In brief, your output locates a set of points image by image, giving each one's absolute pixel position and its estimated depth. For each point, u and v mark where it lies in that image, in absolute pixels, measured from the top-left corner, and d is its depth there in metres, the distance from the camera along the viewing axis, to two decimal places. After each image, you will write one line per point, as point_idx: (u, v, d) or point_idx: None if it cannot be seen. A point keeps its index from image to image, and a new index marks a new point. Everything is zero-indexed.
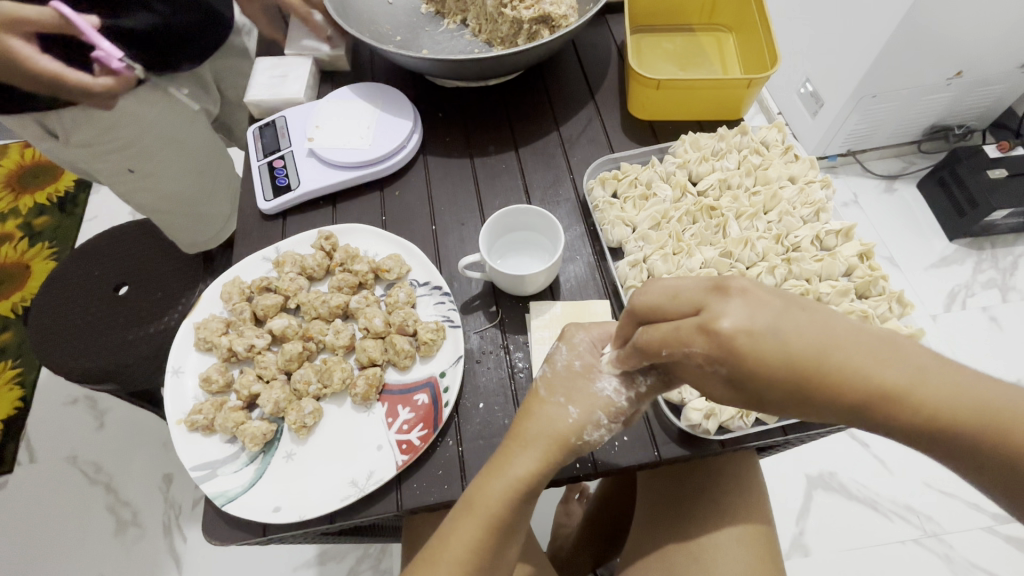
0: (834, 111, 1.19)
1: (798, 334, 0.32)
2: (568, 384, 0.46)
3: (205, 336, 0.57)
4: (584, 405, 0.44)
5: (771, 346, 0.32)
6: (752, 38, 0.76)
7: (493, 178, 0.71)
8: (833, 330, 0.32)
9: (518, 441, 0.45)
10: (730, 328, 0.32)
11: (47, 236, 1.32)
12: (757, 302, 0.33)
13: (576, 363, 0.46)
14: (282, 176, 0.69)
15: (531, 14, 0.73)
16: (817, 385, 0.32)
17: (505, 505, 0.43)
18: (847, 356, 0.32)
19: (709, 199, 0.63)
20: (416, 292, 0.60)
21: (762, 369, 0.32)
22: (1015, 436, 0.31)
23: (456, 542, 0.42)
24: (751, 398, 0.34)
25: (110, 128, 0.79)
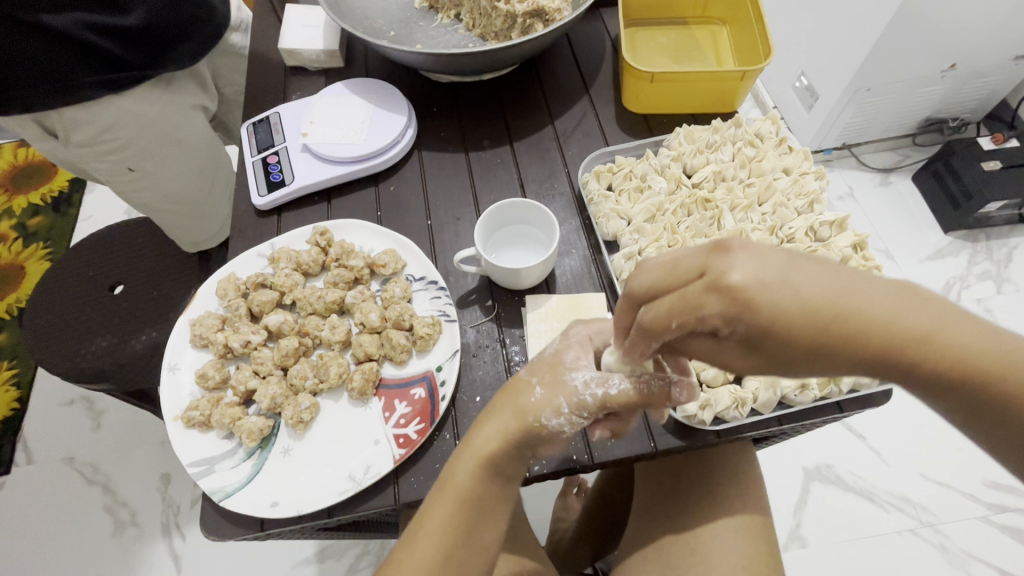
0: (830, 103, 1.19)
1: (812, 285, 0.31)
2: (549, 370, 0.46)
3: (201, 332, 0.57)
4: (549, 388, 0.44)
5: (784, 296, 0.31)
6: (746, 31, 0.76)
7: (488, 172, 0.71)
8: (844, 279, 0.31)
9: (488, 414, 0.46)
10: (741, 282, 0.30)
11: (42, 236, 1.31)
12: (762, 255, 0.32)
13: (564, 351, 0.46)
14: (277, 175, 0.68)
15: (525, 8, 0.73)
16: (837, 336, 0.30)
17: (473, 479, 0.44)
18: (864, 304, 0.31)
19: (704, 190, 0.63)
20: (412, 286, 0.60)
21: (785, 320, 0.30)
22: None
23: (432, 518, 0.44)
24: (774, 360, 0.33)
25: (109, 128, 0.79)
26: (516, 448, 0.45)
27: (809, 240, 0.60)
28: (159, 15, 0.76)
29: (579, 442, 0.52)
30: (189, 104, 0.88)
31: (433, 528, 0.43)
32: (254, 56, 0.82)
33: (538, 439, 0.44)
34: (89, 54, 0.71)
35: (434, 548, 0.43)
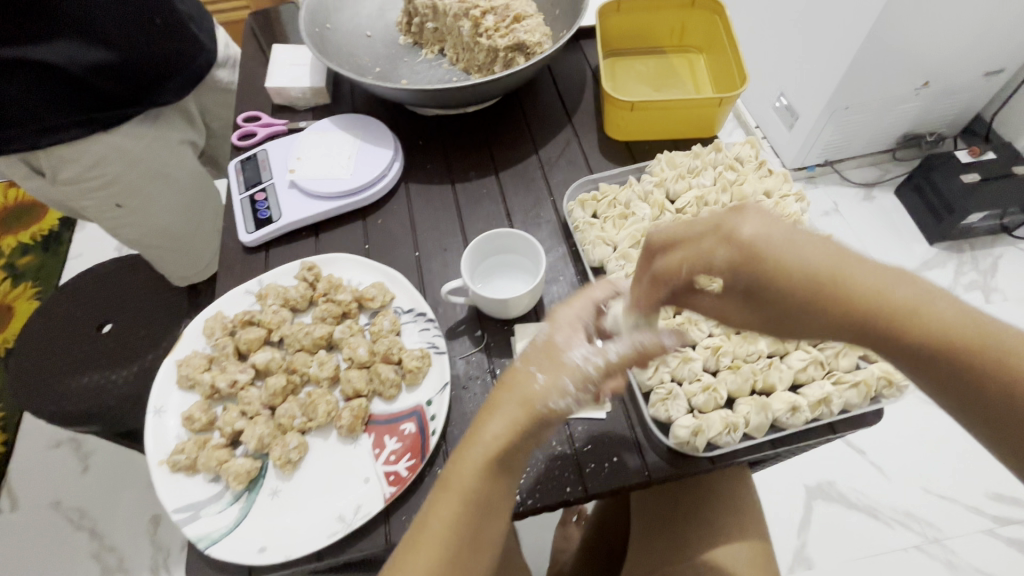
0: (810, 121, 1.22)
1: (809, 250, 0.35)
2: (542, 354, 0.41)
3: (188, 372, 0.56)
4: (552, 372, 0.39)
5: (784, 254, 0.35)
6: (722, 59, 0.79)
7: (475, 203, 0.72)
8: (846, 252, 0.34)
9: (487, 410, 0.40)
10: (748, 235, 0.35)
11: (31, 277, 1.31)
12: (772, 220, 0.36)
13: (550, 333, 0.42)
14: (265, 213, 0.69)
15: (507, 42, 0.75)
16: (811, 304, 0.34)
17: (480, 479, 0.38)
18: (839, 276, 0.34)
19: (687, 215, 0.63)
20: (401, 319, 0.60)
21: (778, 273, 0.35)
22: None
23: (433, 526, 0.37)
24: (761, 315, 0.38)
25: (96, 164, 0.79)
26: (523, 442, 0.39)
27: None
28: (145, 49, 0.76)
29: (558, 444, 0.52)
30: (177, 140, 0.89)
31: (432, 538, 0.37)
32: (243, 96, 0.84)
33: (547, 428, 0.40)
34: (81, 92, 0.73)
35: (437, 558, 0.37)
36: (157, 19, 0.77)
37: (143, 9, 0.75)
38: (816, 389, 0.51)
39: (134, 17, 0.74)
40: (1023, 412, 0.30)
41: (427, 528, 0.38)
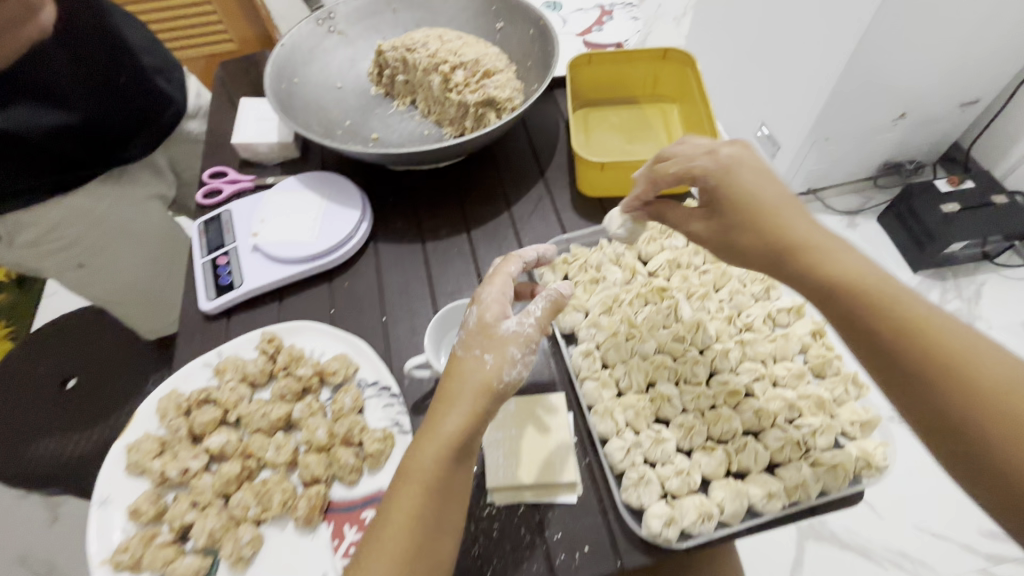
0: (791, 152, 1.07)
1: (771, 189, 0.44)
2: (483, 338, 0.45)
3: (137, 459, 0.53)
4: (496, 350, 0.44)
5: (748, 180, 0.44)
6: (694, 110, 0.78)
7: (445, 263, 0.70)
8: (795, 206, 0.44)
9: (444, 401, 0.43)
10: (729, 153, 0.46)
11: (4, 316, 1.27)
12: (753, 160, 0.46)
13: (485, 315, 0.46)
14: (226, 279, 0.67)
15: (476, 98, 0.74)
16: (768, 228, 0.42)
17: (438, 463, 0.41)
18: (798, 222, 0.43)
19: (659, 279, 0.62)
20: (365, 393, 0.58)
21: (735, 191, 0.44)
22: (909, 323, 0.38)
23: (397, 508, 0.40)
24: (720, 227, 0.46)
25: (56, 228, 0.77)
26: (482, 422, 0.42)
27: (769, 327, 0.58)
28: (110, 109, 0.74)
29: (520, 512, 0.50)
30: (144, 195, 0.86)
31: (394, 520, 0.40)
32: (212, 150, 0.82)
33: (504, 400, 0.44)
34: (40, 158, 0.70)
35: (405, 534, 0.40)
36: (122, 79, 0.75)
37: (109, 71, 0.74)
38: (793, 472, 0.49)
39: (98, 78, 0.73)
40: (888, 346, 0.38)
41: (389, 508, 0.41)
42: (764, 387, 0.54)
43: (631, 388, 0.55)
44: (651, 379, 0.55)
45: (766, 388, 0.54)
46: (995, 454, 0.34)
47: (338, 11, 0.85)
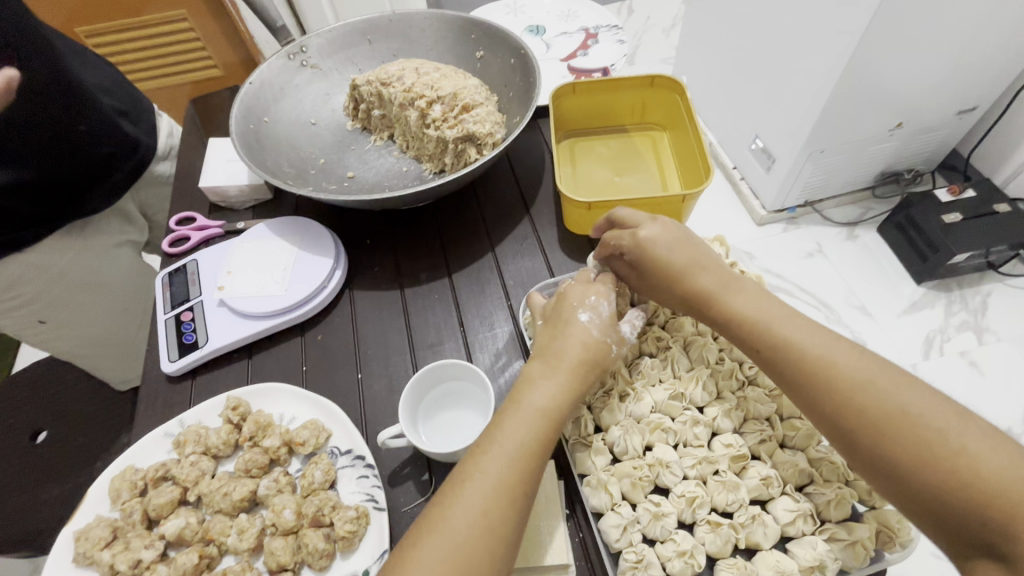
0: (786, 165, 0.86)
1: (679, 254, 0.51)
2: (606, 326, 0.50)
3: (85, 550, 0.48)
4: (616, 338, 0.50)
5: (659, 250, 0.51)
6: (684, 138, 0.74)
7: (426, 310, 0.66)
8: (698, 259, 0.51)
9: (563, 366, 0.47)
10: (643, 231, 0.52)
11: None
12: (667, 229, 0.52)
13: (602, 306, 0.51)
14: (190, 337, 0.62)
15: (455, 134, 0.70)
16: (676, 289, 0.51)
17: (563, 405, 0.45)
18: (699, 269, 0.50)
19: (654, 328, 0.57)
20: (337, 463, 0.53)
21: (651, 259, 0.51)
22: (804, 361, 0.43)
23: (512, 431, 0.43)
24: (647, 285, 0.53)
25: (12, 286, 0.74)
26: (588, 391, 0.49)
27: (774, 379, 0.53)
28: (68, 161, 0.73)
29: None
30: (111, 243, 0.83)
31: (513, 445, 0.42)
32: (180, 194, 0.79)
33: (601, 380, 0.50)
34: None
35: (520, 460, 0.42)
36: (82, 128, 0.73)
37: (67, 121, 0.72)
38: (807, 551, 0.44)
39: (57, 128, 0.71)
40: (792, 383, 0.44)
41: (506, 433, 0.43)
42: (771, 449, 0.50)
43: (626, 454, 0.50)
44: (649, 442, 0.51)
45: (774, 450, 0.50)
46: (878, 459, 0.39)
47: (310, 43, 0.81)
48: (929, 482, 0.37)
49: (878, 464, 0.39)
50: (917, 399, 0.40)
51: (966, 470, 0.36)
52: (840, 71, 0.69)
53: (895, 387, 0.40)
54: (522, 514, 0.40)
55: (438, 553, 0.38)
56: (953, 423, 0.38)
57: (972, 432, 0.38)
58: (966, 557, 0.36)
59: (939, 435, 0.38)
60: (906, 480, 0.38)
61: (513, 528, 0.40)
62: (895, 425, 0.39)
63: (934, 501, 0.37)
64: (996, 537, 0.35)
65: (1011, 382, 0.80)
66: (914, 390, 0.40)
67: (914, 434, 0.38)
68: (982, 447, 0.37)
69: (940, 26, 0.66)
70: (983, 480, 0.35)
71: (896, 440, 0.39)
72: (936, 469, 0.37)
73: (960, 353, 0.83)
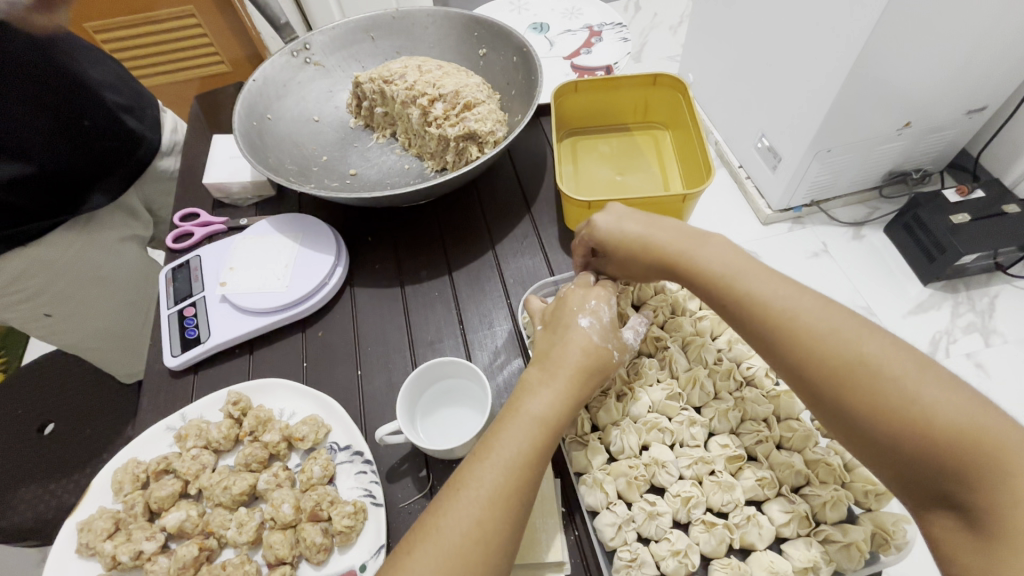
0: (793, 164, 0.86)
1: (644, 228, 0.51)
2: (607, 332, 0.49)
3: (87, 541, 0.49)
4: (618, 344, 0.50)
5: (623, 231, 0.52)
6: (687, 137, 0.74)
7: (426, 308, 0.66)
8: (664, 228, 0.51)
9: (556, 372, 0.46)
10: (599, 222, 0.53)
11: None
12: (621, 213, 0.54)
13: (603, 312, 0.50)
14: (192, 332, 0.63)
15: (456, 132, 0.71)
16: (645, 258, 0.51)
17: (563, 414, 0.45)
18: (660, 238, 0.51)
19: (653, 328, 0.57)
20: (336, 459, 0.54)
21: (617, 238, 0.52)
22: (768, 317, 0.43)
23: (508, 440, 0.43)
24: (625, 269, 0.54)
25: (17, 279, 0.75)
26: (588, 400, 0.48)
27: (772, 381, 0.53)
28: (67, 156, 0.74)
29: None
30: (116, 238, 0.84)
31: (511, 454, 0.42)
32: (184, 190, 0.79)
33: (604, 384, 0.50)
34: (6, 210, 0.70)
35: (518, 470, 0.41)
36: (86, 122, 0.75)
37: (71, 116, 0.73)
38: (801, 552, 0.44)
39: (61, 123, 0.73)
40: (761, 339, 0.44)
41: (500, 443, 0.43)
42: (768, 450, 0.50)
43: (622, 453, 0.50)
44: (645, 441, 0.51)
45: (771, 452, 0.50)
46: (840, 411, 0.39)
47: (314, 40, 0.81)
48: (888, 432, 0.37)
49: (842, 417, 0.39)
50: (878, 348, 0.39)
51: (922, 419, 0.36)
52: (846, 70, 0.69)
53: (855, 338, 0.40)
54: (519, 523, 0.41)
55: (434, 561, 0.38)
56: (912, 371, 0.38)
57: (926, 379, 0.37)
58: (931, 507, 0.37)
59: (893, 384, 0.37)
60: (865, 433, 0.38)
61: (509, 537, 0.40)
62: (854, 376, 0.39)
63: (898, 453, 0.37)
64: (953, 484, 0.35)
65: (1018, 385, 0.79)
66: (874, 340, 0.40)
67: (872, 385, 0.38)
68: (938, 395, 0.36)
69: (947, 26, 0.65)
70: (939, 428, 0.35)
71: (855, 390, 0.38)
72: (895, 418, 0.37)
73: (966, 354, 0.82)
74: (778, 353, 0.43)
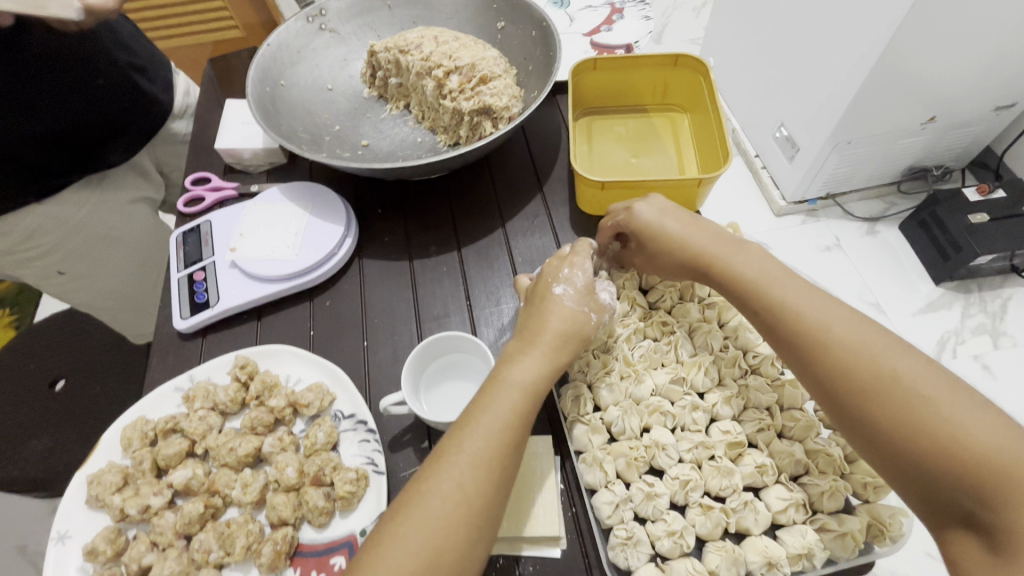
0: (810, 156, 0.84)
1: (679, 226, 0.52)
2: (583, 297, 0.49)
3: (97, 493, 0.50)
4: (595, 307, 0.49)
5: (659, 224, 0.52)
6: (706, 121, 0.72)
7: (434, 282, 0.66)
8: (700, 230, 0.51)
9: (534, 344, 0.47)
10: (636, 210, 0.54)
11: (9, 304, 1.24)
12: (659, 205, 0.54)
13: (578, 277, 0.50)
14: (202, 296, 0.63)
15: (471, 106, 0.70)
16: (677, 253, 0.51)
17: (543, 383, 0.45)
18: (694, 238, 0.51)
19: (660, 312, 0.57)
20: (340, 427, 0.54)
21: (652, 230, 0.52)
22: (800, 326, 0.43)
23: (491, 409, 0.43)
24: (651, 257, 0.54)
25: (31, 236, 0.76)
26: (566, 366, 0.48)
27: (777, 370, 0.53)
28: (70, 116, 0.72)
29: (504, 556, 0.48)
30: (129, 199, 0.84)
31: (491, 422, 0.42)
32: (196, 155, 0.79)
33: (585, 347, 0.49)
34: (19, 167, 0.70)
35: (501, 439, 0.42)
36: (99, 81, 0.74)
37: (86, 74, 0.73)
38: (796, 539, 0.44)
39: (76, 82, 0.72)
40: (790, 348, 0.44)
41: (483, 413, 0.43)
42: (769, 438, 0.50)
43: (623, 434, 0.51)
44: (646, 424, 0.51)
45: (772, 440, 0.50)
46: (865, 425, 0.39)
47: (330, 7, 0.80)
48: (913, 449, 0.37)
49: (867, 431, 0.40)
50: (909, 366, 0.39)
51: (952, 441, 0.36)
52: (870, 63, 0.67)
53: (889, 356, 0.40)
54: (504, 486, 0.41)
55: (416, 533, 0.38)
56: (945, 393, 0.38)
57: (959, 402, 0.38)
58: (947, 525, 0.37)
59: (925, 405, 0.38)
60: (889, 449, 0.38)
61: (490, 502, 0.40)
62: (885, 392, 0.39)
63: (921, 471, 0.37)
64: (974, 504, 0.36)
65: None
66: (907, 359, 0.40)
67: (903, 402, 0.38)
68: (969, 419, 0.37)
69: (985, 17, 0.63)
70: (969, 450, 0.36)
71: (884, 407, 0.39)
72: (917, 436, 0.37)
73: (973, 356, 0.82)
74: (807, 363, 0.42)
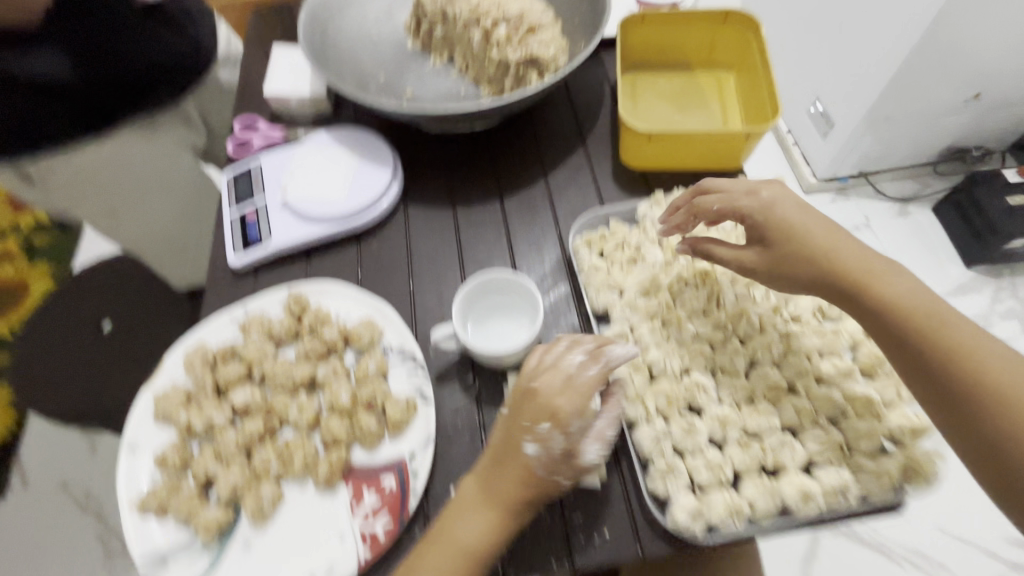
0: (847, 131, 0.85)
1: (785, 206, 0.51)
2: (553, 410, 0.44)
3: (164, 409, 0.54)
4: (567, 416, 0.44)
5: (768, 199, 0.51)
6: (754, 79, 0.72)
7: (476, 230, 0.67)
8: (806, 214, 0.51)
9: (524, 423, 0.44)
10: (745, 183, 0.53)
11: (49, 257, 1.21)
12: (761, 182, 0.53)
13: (559, 388, 0.45)
14: (254, 234, 0.66)
15: (519, 56, 0.70)
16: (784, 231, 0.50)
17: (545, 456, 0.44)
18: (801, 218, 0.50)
19: (702, 263, 0.58)
20: (389, 360, 0.57)
21: (764, 205, 0.51)
22: (899, 312, 0.45)
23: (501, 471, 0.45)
24: (764, 251, 0.50)
25: (89, 173, 0.79)
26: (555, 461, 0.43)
27: (817, 321, 0.54)
28: (118, 61, 0.71)
29: None
30: (178, 145, 0.87)
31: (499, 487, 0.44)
32: (243, 101, 0.80)
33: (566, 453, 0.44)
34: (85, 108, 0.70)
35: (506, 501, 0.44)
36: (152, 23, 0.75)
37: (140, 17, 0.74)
38: (831, 475, 0.46)
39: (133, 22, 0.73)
40: (888, 329, 0.45)
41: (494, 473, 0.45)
42: (808, 384, 0.51)
43: (664, 374, 0.52)
44: (687, 366, 0.53)
45: (809, 385, 0.51)
46: (959, 402, 0.42)
47: None
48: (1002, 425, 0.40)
49: (962, 407, 0.42)
50: (999, 356, 0.42)
51: None
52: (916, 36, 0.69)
53: (978, 344, 0.43)
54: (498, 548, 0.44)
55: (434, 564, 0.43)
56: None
57: None
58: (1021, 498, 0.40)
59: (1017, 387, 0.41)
60: (981, 427, 0.41)
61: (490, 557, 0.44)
62: (979, 374, 0.42)
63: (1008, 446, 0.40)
64: None
65: None
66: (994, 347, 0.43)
67: (998, 384, 0.41)
68: None
69: None
70: None
71: (982, 386, 0.41)
72: (994, 401, 0.41)
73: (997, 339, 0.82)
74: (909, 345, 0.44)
